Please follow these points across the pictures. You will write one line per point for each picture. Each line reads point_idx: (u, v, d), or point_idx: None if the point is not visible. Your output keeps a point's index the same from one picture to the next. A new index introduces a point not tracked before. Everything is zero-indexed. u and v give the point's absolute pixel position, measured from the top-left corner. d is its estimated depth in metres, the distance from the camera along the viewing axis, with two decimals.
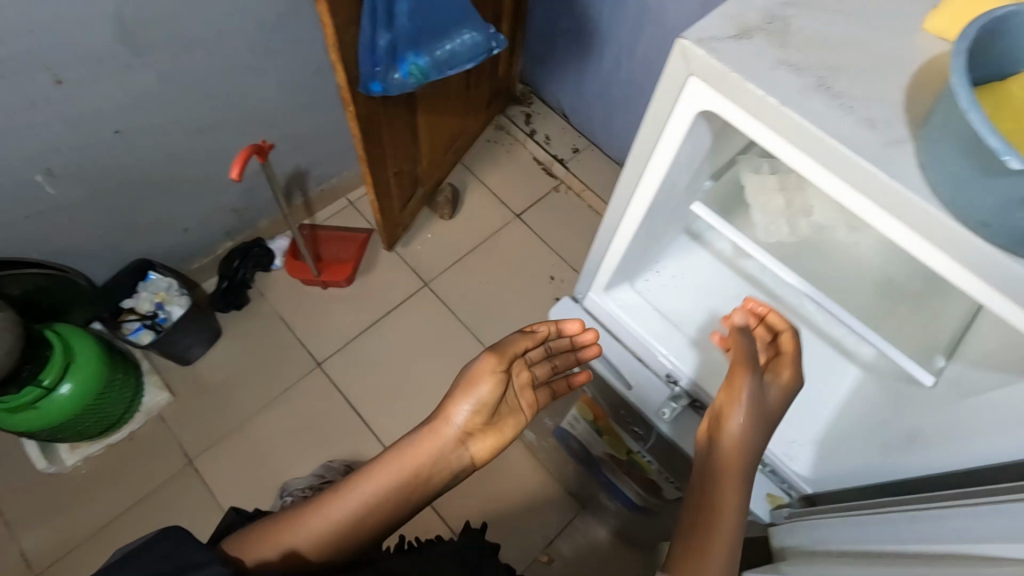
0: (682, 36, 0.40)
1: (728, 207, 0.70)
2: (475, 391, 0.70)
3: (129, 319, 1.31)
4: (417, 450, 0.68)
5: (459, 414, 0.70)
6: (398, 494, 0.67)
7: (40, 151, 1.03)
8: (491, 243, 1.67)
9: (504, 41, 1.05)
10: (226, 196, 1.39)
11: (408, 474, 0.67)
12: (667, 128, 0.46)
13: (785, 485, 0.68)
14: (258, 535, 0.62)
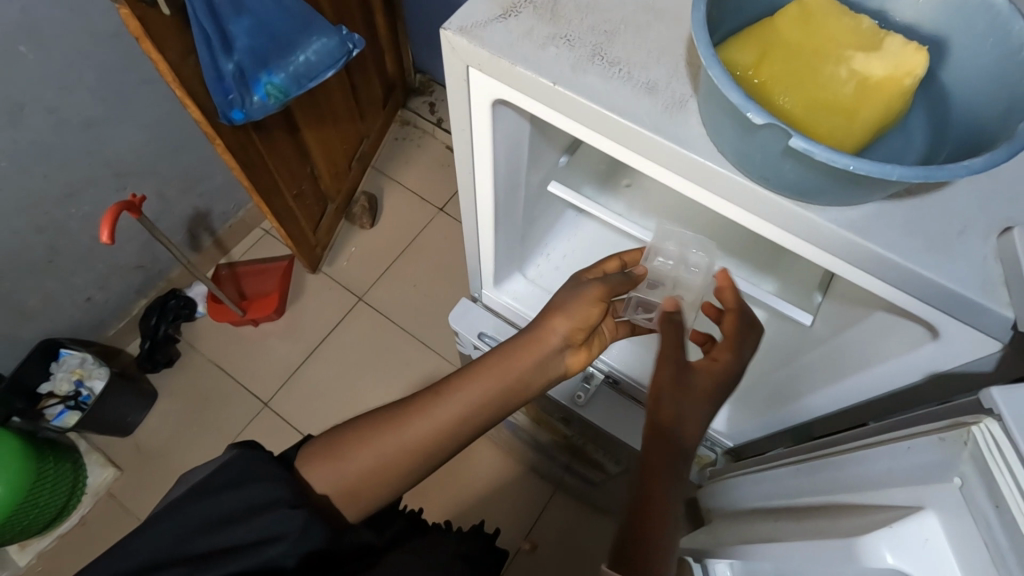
0: (443, 27, 0.37)
1: (597, 180, 0.69)
2: (581, 310, 0.57)
3: (50, 404, 1.26)
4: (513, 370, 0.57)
5: (566, 331, 0.57)
6: (485, 415, 0.59)
7: None
8: (419, 243, 1.63)
9: (360, 40, 0.99)
10: (122, 256, 1.31)
11: (498, 393, 0.58)
12: (471, 120, 0.43)
13: (709, 442, 0.67)
14: (328, 449, 0.59)
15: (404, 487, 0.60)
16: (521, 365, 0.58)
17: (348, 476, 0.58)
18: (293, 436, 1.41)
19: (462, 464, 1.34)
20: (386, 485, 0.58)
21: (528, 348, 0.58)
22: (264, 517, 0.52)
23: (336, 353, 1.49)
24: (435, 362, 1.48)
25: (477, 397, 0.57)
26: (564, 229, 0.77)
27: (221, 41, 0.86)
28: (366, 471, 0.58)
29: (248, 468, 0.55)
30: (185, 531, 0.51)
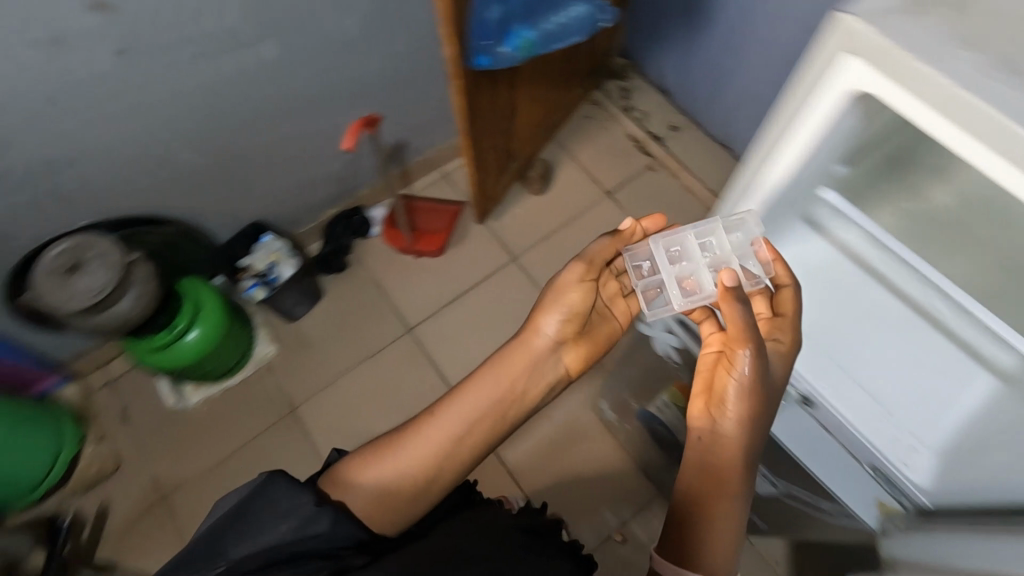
0: (848, 16, 0.58)
1: (854, 199, 0.86)
2: (563, 302, 0.78)
3: (246, 277, 1.43)
4: (511, 360, 0.76)
5: (557, 325, 0.78)
6: (498, 410, 0.72)
7: (180, 117, 1.12)
8: (581, 221, 1.66)
9: (607, 15, 1.07)
10: (333, 164, 1.46)
11: (496, 389, 0.73)
12: (827, 89, 0.64)
13: (901, 497, 0.76)
14: (344, 471, 0.65)
15: (428, 502, 0.66)
16: (524, 351, 0.77)
17: (373, 488, 0.63)
18: (427, 365, 1.51)
19: (575, 441, 1.37)
20: (411, 491, 0.65)
21: (523, 348, 0.77)
22: (295, 520, 0.54)
23: (482, 303, 1.57)
24: None
25: (475, 397, 0.72)
26: (801, 239, 0.90)
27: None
28: (388, 480, 0.64)
29: (270, 484, 0.57)
30: (223, 538, 0.53)
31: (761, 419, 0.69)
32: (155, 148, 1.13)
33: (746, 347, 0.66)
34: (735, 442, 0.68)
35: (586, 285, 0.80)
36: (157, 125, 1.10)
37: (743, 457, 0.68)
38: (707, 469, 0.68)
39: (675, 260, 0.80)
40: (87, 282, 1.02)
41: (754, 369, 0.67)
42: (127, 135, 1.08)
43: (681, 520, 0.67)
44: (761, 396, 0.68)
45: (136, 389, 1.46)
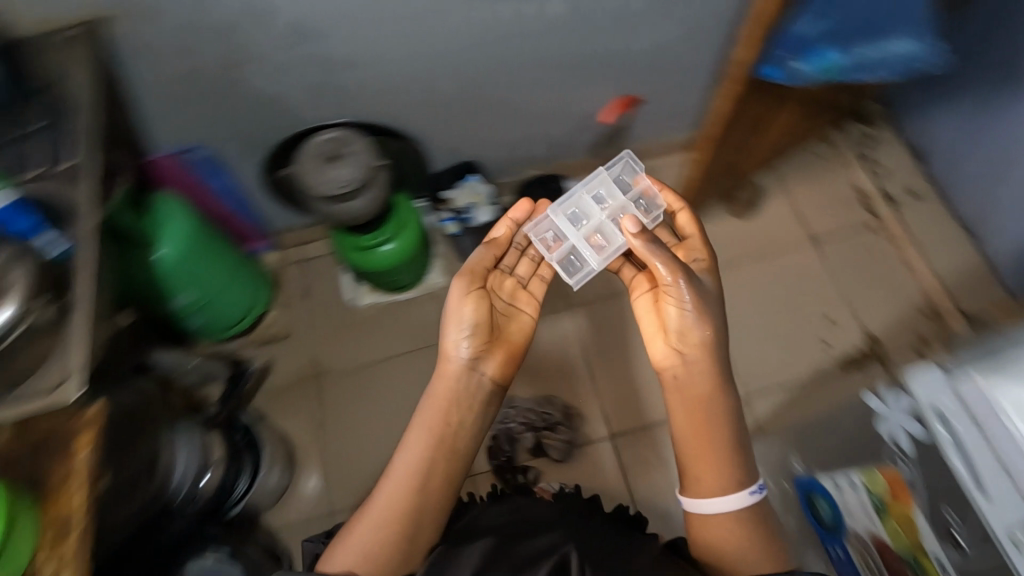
0: None
1: None
2: (454, 320, 0.89)
3: (444, 209, 1.49)
4: (441, 392, 0.86)
5: (466, 346, 0.88)
6: (437, 437, 0.83)
7: (454, 48, 1.16)
8: (777, 258, 1.55)
9: (933, 61, 0.98)
10: (558, 128, 1.46)
11: (429, 426, 0.83)
12: None
13: None
14: (332, 552, 0.77)
15: (423, 535, 0.78)
16: (449, 375, 0.87)
17: (355, 552, 0.75)
18: None
19: None
20: (395, 544, 0.76)
21: (444, 381, 0.87)
22: None
23: None
24: None
25: (421, 440, 0.82)
26: None
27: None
28: (370, 543, 0.76)
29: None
30: None
31: (711, 344, 0.86)
32: (422, 71, 1.19)
33: (672, 275, 0.86)
34: (700, 370, 0.85)
35: (480, 303, 0.90)
36: (433, 51, 1.16)
37: (712, 377, 0.84)
38: (686, 402, 0.84)
39: (576, 222, 1.01)
40: (340, 173, 1.12)
41: (684, 292, 0.86)
42: (411, 52, 1.14)
43: (688, 447, 0.82)
44: (705, 317, 0.86)
45: (319, 277, 1.60)
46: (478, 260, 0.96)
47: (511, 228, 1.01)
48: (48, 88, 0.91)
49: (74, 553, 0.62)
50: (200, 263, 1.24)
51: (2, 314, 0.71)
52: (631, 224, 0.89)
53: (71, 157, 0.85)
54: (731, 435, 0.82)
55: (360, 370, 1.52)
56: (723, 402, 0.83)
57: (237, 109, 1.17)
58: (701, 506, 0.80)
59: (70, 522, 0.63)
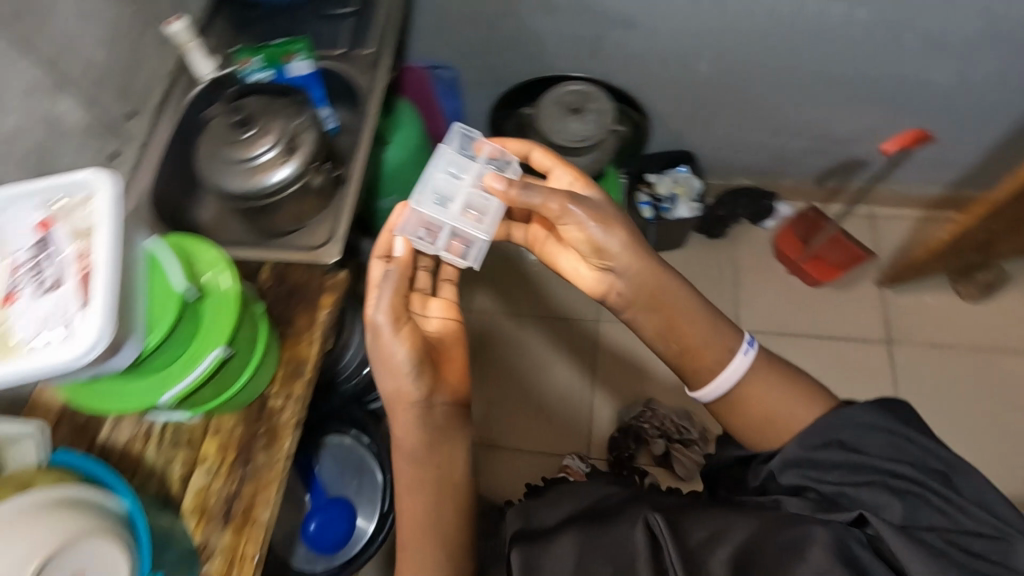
0: None
1: None
2: (391, 364, 0.63)
3: (642, 191, 1.42)
4: (407, 430, 0.65)
5: (410, 381, 0.64)
6: (428, 471, 0.65)
7: (733, 28, 1.11)
8: (997, 359, 1.34)
9: None
10: (796, 143, 1.36)
11: (421, 461, 0.65)
12: None
13: None
14: None
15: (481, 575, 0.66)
16: (404, 418, 0.65)
17: None
18: None
19: None
20: None
21: (402, 425, 0.65)
22: None
23: (826, 358, 1.38)
24: None
25: (420, 478, 0.65)
26: None
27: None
28: None
29: None
30: None
31: (635, 242, 0.71)
32: (688, 46, 1.15)
33: (560, 209, 0.68)
34: (635, 265, 0.70)
35: (414, 340, 0.64)
36: (711, 27, 1.11)
37: (653, 266, 0.71)
38: (647, 308, 0.72)
39: (441, 206, 0.74)
40: (578, 126, 1.11)
41: (586, 216, 0.69)
42: (689, 23, 1.11)
43: (670, 331, 0.71)
44: (618, 232, 0.70)
45: None
46: (393, 288, 0.65)
47: (393, 251, 0.69)
48: None
49: (300, 394, 0.67)
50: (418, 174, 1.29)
51: (289, 168, 0.78)
52: (496, 179, 0.71)
53: (373, 45, 0.91)
54: (698, 304, 0.72)
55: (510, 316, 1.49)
56: (684, 291, 0.72)
57: (500, 39, 1.20)
58: (717, 383, 0.70)
59: (305, 365, 0.68)
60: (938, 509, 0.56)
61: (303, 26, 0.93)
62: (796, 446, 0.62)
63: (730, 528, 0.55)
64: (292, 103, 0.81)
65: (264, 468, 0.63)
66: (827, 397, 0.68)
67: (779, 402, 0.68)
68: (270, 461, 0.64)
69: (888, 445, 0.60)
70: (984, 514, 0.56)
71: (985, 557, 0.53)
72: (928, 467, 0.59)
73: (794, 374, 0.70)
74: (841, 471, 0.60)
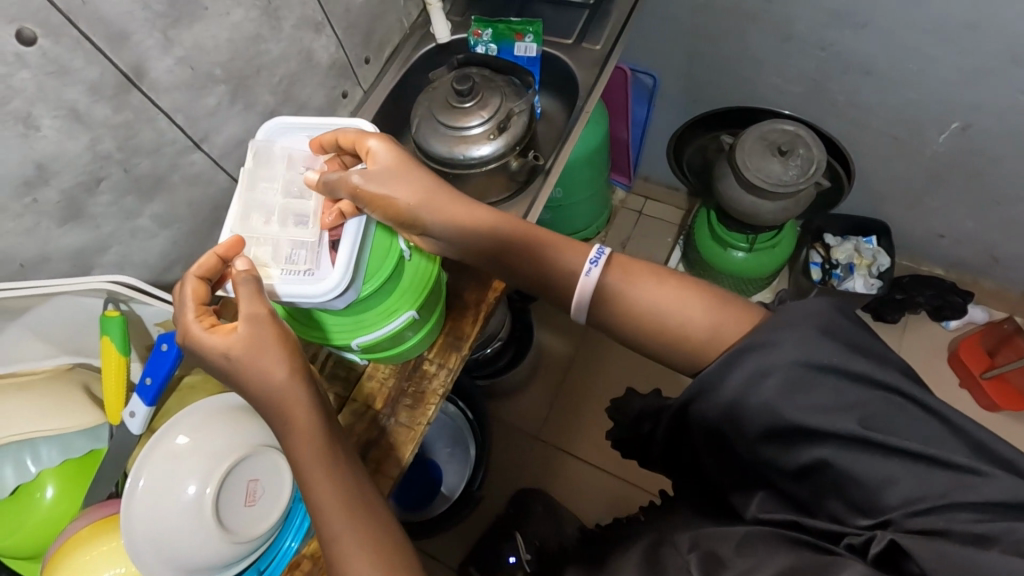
0: None
1: None
2: (259, 353, 0.49)
3: (816, 252, 1.33)
4: (295, 409, 0.50)
5: (275, 381, 0.49)
6: (317, 442, 0.50)
7: (995, 107, 0.96)
8: None
9: None
10: (1022, 248, 1.17)
11: (307, 426, 0.50)
12: None
13: None
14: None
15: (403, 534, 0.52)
16: (295, 405, 0.50)
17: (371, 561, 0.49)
18: None
19: None
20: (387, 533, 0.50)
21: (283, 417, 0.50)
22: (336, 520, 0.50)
23: None
24: None
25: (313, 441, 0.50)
26: None
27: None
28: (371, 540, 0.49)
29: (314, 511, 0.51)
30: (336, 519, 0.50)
31: (444, 192, 0.60)
32: (933, 114, 1.02)
33: (356, 198, 0.56)
34: (432, 212, 0.59)
35: (291, 347, 0.51)
36: (968, 99, 0.97)
37: (479, 215, 0.61)
38: (505, 262, 0.62)
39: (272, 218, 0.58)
40: (775, 169, 1.03)
41: (388, 181, 0.58)
42: (943, 90, 0.98)
43: (542, 283, 0.61)
44: (412, 186, 0.59)
45: (647, 236, 1.57)
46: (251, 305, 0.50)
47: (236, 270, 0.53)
48: None
49: (453, 367, 0.68)
50: (586, 172, 1.28)
51: (492, 146, 0.79)
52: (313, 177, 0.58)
53: (601, 44, 0.90)
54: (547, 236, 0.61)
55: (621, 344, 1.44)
56: (526, 236, 0.61)
57: (716, 59, 1.14)
58: (582, 286, 0.58)
59: (464, 341, 0.70)
60: (909, 457, 0.43)
61: (537, 9, 0.94)
62: (718, 397, 0.51)
63: (752, 555, 0.46)
64: (510, 83, 0.83)
65: (404, 428, 0.65)
66: (757, 310, 0.55)
67: (674, 309, 0.56)
68: (413, 422, 0.65)
69: (840, 399, 0.46)
70: (956, 442, 0.43)
71: (969, 504, 0.41)
72: (862, 393, 0.45)
73: (676, 279, 0.58)
74: (785, 444, 0.47)
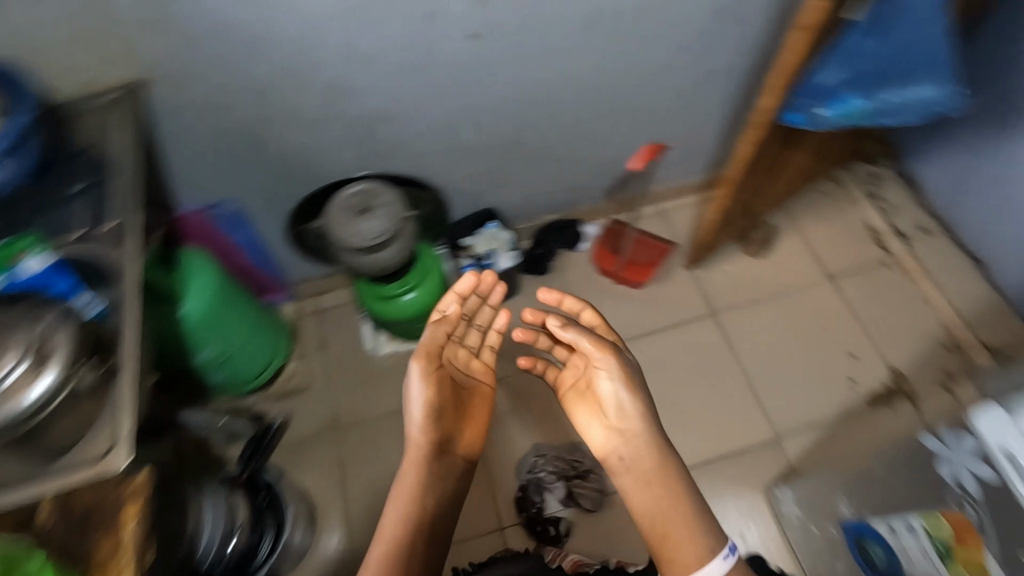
0: None
1: None
2: (417, 397, 0.89)
3: (464, 256, 1.50)
4: (416, 457, 0.90)
5: (437, 426, 0.91)
6: (411, 485, 0.89)
7: (481, 103, 1.19)
8: (793, 296, 1.57)
9: (961, 101, 0.96)
10: (576, 174, 1.49)
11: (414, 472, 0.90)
12: None
13: None
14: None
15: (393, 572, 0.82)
16: (414, 449, 0.90)
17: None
18: None
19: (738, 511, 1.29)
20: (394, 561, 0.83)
21: (414, 466, 0.90)
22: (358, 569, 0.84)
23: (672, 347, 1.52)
24: (754, 410, 1.44)
25: (410, 483, 0.89)
26: None
27: (892, 17, 0.87)
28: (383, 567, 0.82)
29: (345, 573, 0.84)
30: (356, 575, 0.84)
31: (660, 442, 0.88)
32: (450, 123, 1.21)
33: (607, 375, 0.89)
34: (647, 451, 0.87)
35: (432, 392, 0.90)
36: (460, 104, 1.18)
37: (653, 448, 0.87)
38: (640, 478, 0.87)
39: None
40: (371, 225, 1.13)
41: (603, 368, 0.88)
42: (440, 106, 1.17)
43: (663, 531, 0.82)
44: (642, 407, 0.88)
45: (338, 325, 1.59)
46: (431, 337, 0.93)
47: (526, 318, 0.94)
48: (87, 148, 0.92)
49: None
50: (223, 317, 1.22)
51: (45, 380, 0.69)
52: (559, 326, 0.88)
53: (114, 220, 0.85)
54: (678, 476, 0.86)
55: (365, 426, 1.47)
56: (665, 479, 0.86)
57: (264, 164, 1.19)
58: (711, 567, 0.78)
59: None
60: None
61: (26, 222, 0.85)
62: None
63: None
64: (25, 313, 0.73)
65: None
66: None
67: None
68: None
69: None
70: None
71: None
72: None
73: None
74: None
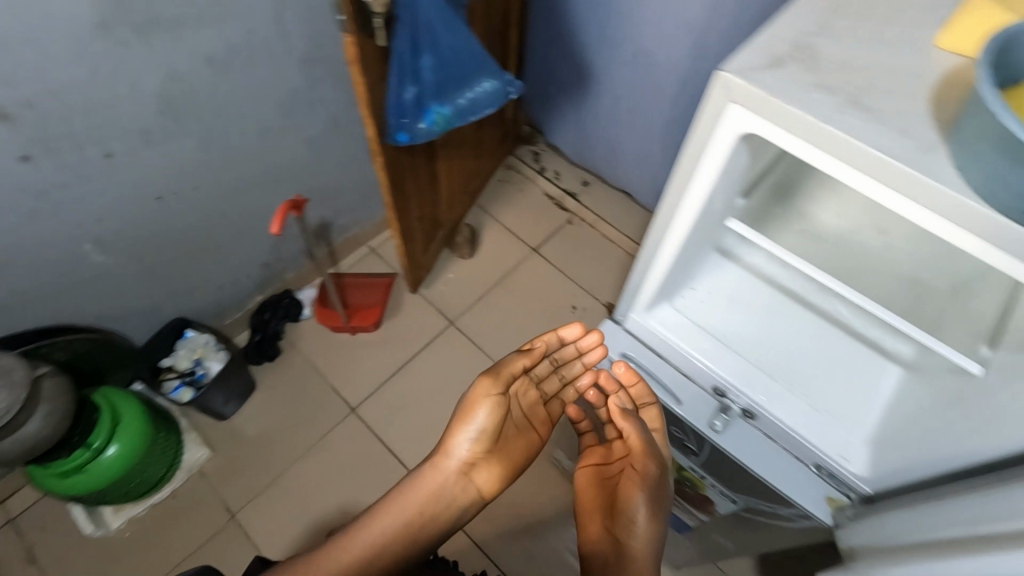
0: (729, 104, 0.55)
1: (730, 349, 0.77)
2: (468, 421, 0.78)
3: (168, 378, 1.32)
4: (432, 473, 0.78)
5: (470, 454, 0.78)
6: (409, 500, 0.76)
7: (87, 221, 1.05)
8: (512, 277, 1.71)
9: (519, 85, 1.13)
10: (258, 251, 1.41)
11: (419, 492, 0.77)
12: (717, 148, 0.59)
13: (726, 412, 0.76)
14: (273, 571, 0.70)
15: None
16: (440, 470, 0.78)
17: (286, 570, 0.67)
18: (375, 443, 1.44)
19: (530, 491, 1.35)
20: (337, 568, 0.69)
21: (432, 474, 0.78)
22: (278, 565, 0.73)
23: (425, 370, 1.54)
24: None
25: (411, 498, 0.76)
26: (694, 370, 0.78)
27: (429, 38, 0.97)
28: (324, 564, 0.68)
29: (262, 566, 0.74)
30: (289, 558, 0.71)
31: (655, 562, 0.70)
32: (61, 252, 1.05)
33: (628, 492, 0.73)
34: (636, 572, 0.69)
35: (474, 418, 0.78)
36: (59, 230, 1.02)
37: None
38: None
39: None
40: None
41: (644, 493, 0.72)
42: (32, 242, 1.00)
43: None
44: (655, 523, 0.72)
45: (48, 521, 1.30)
46: (508, 364, 0.80)
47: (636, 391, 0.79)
48: None
49: None
50: None
51: None
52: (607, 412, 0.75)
53: None
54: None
55: None
56: None
57: None
58: None
59: None
60: None
61: None
62: None
63: None
64: None
65: None
66: None
67: None
68: None
69: None
70: None
71: None
72: None
73: None
74: None
